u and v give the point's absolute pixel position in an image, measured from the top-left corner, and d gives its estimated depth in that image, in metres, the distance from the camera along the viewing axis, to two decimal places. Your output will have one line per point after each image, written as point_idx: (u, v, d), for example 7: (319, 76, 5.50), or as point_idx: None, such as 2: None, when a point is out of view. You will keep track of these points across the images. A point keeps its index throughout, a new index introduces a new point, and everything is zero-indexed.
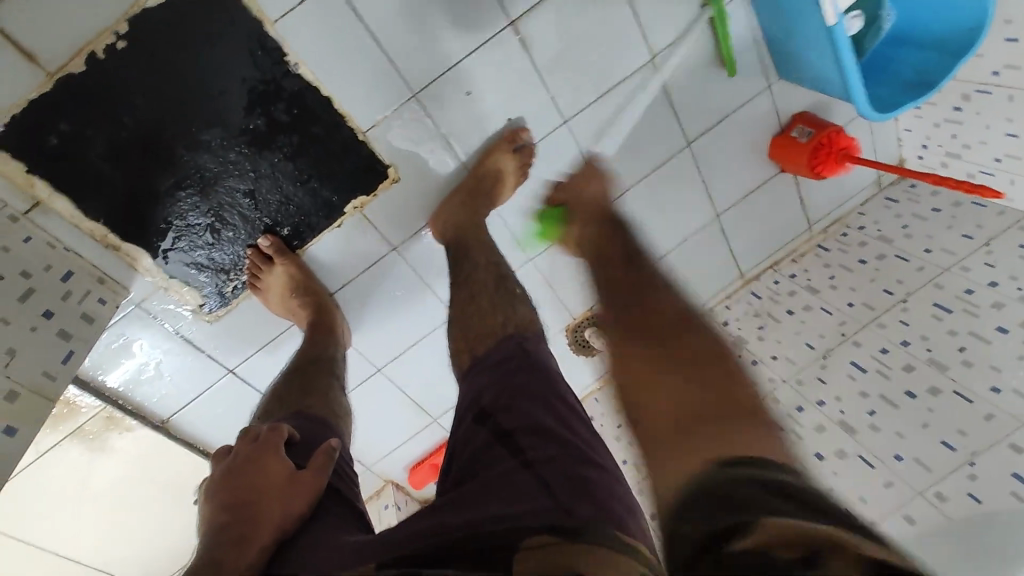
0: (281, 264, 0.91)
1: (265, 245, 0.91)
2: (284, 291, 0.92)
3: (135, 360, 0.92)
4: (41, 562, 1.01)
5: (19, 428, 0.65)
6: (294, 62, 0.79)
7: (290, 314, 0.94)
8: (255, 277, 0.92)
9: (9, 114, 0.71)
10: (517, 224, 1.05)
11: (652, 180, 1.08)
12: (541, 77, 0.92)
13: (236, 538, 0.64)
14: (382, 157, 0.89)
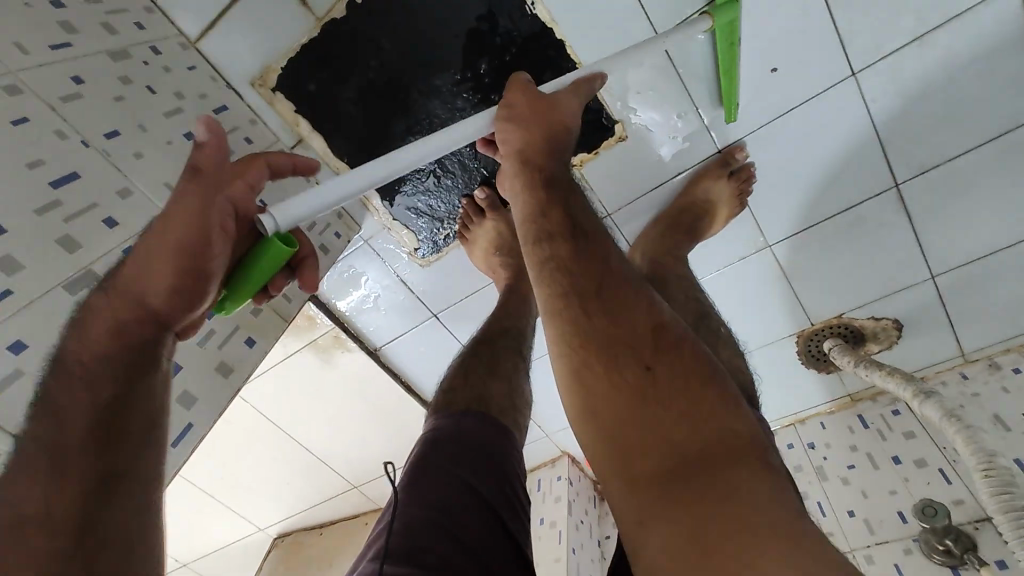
0: (492, 219, 0.91)
1: (480, 197, 0.91)
2: (489, 246, 0.92)
3: (360, 292, 1.01)
4: (296, 455, 1.27)
5: (258, 340, 0.70)
6: (531, 1, 0.72)
7: (491, 270, 0.93)
8: (466, 228, 0.93)
9: (286, 58, 0.79)
10: (763, 206, 0.87)
11: (969, 160, 0.78)
12: (831, 14, 0.68)
13: (608, 318, 0.47)
14: (611, 111, 0.79)
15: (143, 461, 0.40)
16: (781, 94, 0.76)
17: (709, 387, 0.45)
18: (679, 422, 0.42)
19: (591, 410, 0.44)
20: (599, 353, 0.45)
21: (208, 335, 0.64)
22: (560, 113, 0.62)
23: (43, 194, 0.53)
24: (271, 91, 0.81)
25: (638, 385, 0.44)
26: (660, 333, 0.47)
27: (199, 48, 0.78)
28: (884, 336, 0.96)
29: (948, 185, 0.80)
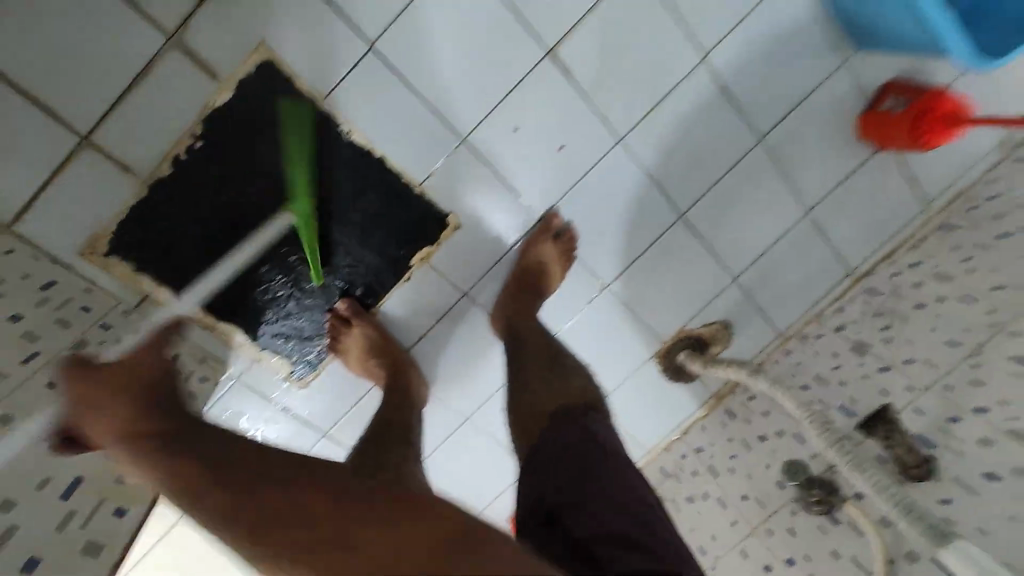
0: (359, 325, 0.94)
1: (343, 308, 0.94)
2: (361, 351, 0.95)
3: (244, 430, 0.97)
4: None
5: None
6: (346, 130, 0.83)
7: (369, 373, 0.96)
8: (335, 339, 0.95)
9: (118, 222, 0.80)
10: (585, 251, 1.00)
11: (725, 185, 1.00)
12: (588, 100, 0.89)
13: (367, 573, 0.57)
14: (439, 206, 0.91)
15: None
16: (575, 168, 0.93)
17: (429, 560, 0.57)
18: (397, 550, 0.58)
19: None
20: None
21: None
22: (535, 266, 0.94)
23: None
24: (105, 257, 0.81)
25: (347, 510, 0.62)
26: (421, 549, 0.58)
27: (17, 231, 0.77)
28: (721, 336, 1.12)
29: (716, 205, 1.01)
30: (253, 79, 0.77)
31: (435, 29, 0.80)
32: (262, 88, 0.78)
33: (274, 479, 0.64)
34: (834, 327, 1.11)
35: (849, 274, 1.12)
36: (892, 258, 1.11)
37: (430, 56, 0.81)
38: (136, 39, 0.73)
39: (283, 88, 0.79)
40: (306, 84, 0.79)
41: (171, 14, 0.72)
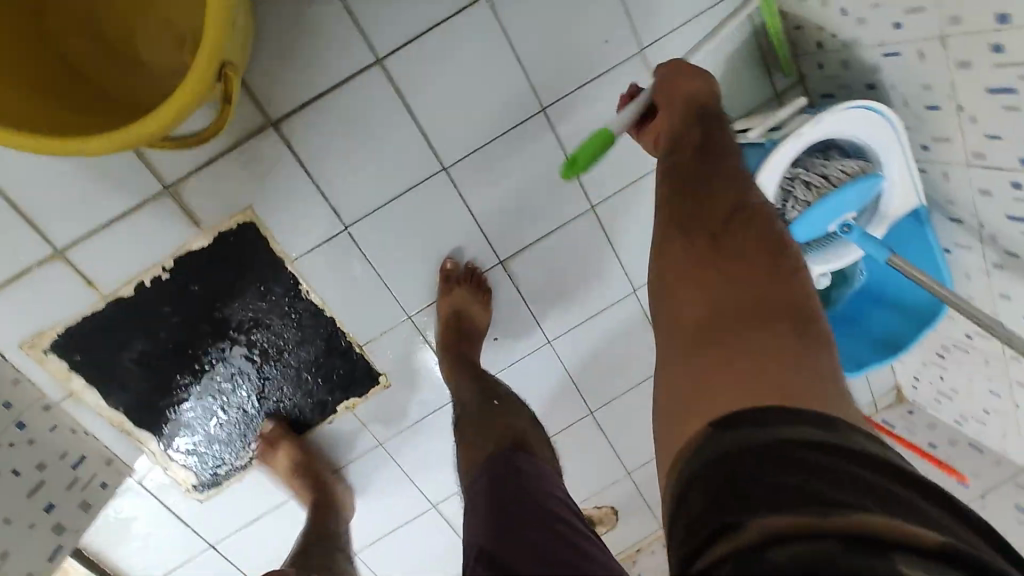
0: (284, 445, 0.97)
1: (269, 429, 0.98)
2: (288, 469, 0.98)
3: (143, 533, 0.99)
4: None
5: None
6: (306, 289, 0.91)
7: (294, 489, 1.00)
8: (263, 456, 0.98)
9: (65, 326, 0.85)
10: None
11: (636, 393, 1.12)
12: (528, 304, 1.01)
13: (749, 370, 0.54)
14: (375, 366, 0.98)
15: None
16: (505, 354, 1.03)
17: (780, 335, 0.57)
18: (744, 334, 0.56)
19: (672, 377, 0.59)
20: (694, 344, 0.59)
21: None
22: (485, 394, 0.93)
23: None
24: (42, 353, 0.85)
25: (751, 347, 0.56)
26: (749, 304, 0.59)
27: None
28: (608, 518, 1.22)
29: (625, 407, 1.13)
30: (233, 233, 0.86)
31: (407, 223, 0.91)
32: (239, 242, 0.87)
33: (694, 236, 0.66)
34: None
35: None
36: None
37: (399, 243, 0.92)
38: (135, 182, 0.80)
39: (259, 244, 0.87)
40: (281, 245, 0.88)
41: (175, 170, 0.81)
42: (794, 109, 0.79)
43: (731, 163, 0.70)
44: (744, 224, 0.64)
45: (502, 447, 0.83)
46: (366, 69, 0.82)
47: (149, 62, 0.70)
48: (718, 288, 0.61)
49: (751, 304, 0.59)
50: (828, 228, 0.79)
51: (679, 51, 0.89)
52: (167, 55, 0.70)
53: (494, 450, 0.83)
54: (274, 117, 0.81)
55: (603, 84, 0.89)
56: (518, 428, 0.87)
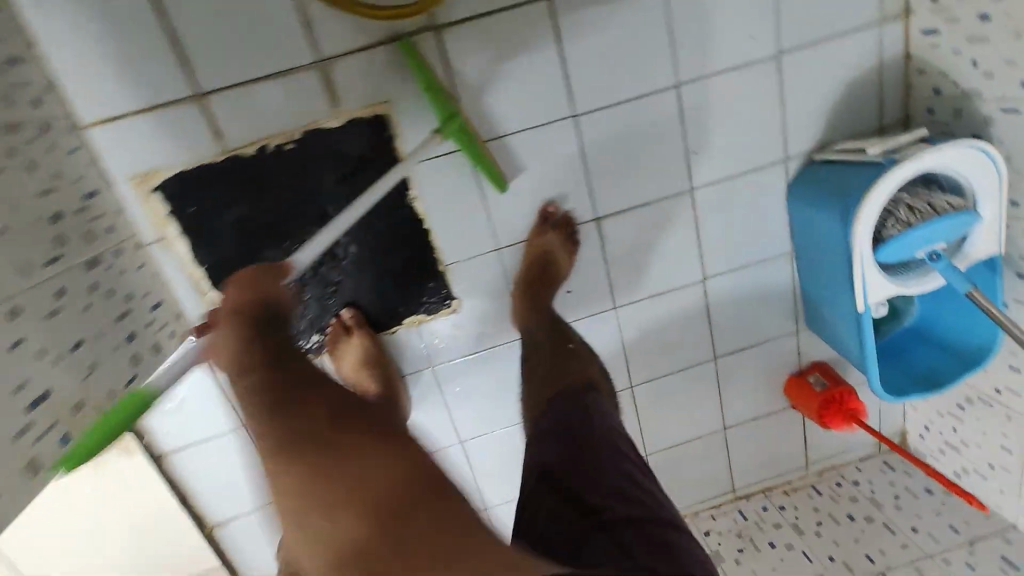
0: (359, 337, 1.00)
1: (348, 317, 1.00)
2: (358, 361, 1.00)
3: (184, 396, 0.99)
4: None
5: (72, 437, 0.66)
6: (413, 196, 0.93)
7: (359, 383, 1.02)
8: (334, 345, 1.00)
9: (178, 170, 0.86)
10: None
11: (675, 379, 1.16)
12: (607, 267, 1.04)
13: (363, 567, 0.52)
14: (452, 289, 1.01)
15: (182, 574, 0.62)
16: (571, 310, 1.06)
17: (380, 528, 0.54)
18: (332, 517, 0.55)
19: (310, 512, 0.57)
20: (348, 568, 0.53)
21: (25, 427, 0.59)
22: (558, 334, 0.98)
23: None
24: (149, 191, 0.86)
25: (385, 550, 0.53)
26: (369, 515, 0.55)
27: (85, 134, 0.82)
28: None
29: (661, 390, 1.17)
30: (363, 123, 0.88)
31: (524, 159, 0.94)
32: (366, 132, 0.89)
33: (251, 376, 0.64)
34: (702, 530, 1.27)
35: (729, 491, 1.30)
36: (767, 493, 1.30)
37: (509, 174, 0.95)
38: (290, 49, 0.83)
39: (383, 139, 0.90)
40: (403, 147, 0.90)
41: (332, 47, 0.83)
42: (913, 138, 0.85)
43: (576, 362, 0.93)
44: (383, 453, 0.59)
45: (569, 392, 0.87)
46: (535, 2, 0.86)
47: None
48: None
49: (379, 500, 0.55)
50: (917, 252, 0.84)
51: (810, 64, 0.95)
52: None
53: (561, 395, 0.87)
54: (438, 22, 0.85)
55: (736, 77, 0.95)
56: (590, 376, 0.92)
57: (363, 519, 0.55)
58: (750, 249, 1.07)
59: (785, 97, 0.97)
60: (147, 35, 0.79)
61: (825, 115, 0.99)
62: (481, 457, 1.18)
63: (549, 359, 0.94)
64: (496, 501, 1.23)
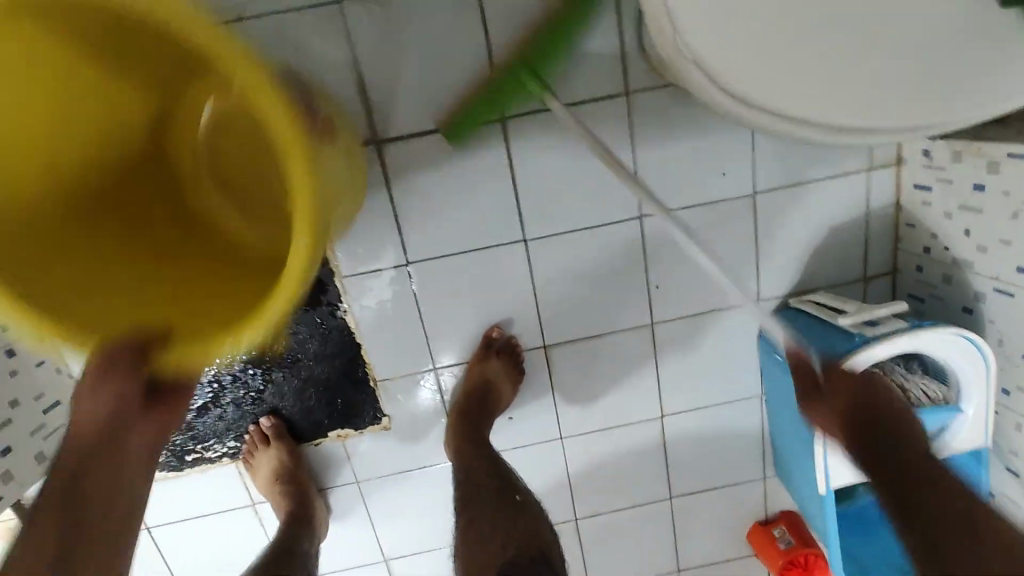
0: (275, 449, 0.91)
1: (266, 426, 0.92)
2: (272, 474, 0.92)
3: None
4: None
5: None
6: (345, 309, 0.87)
7: (271, 498, 0.93)
8: (250, 454, 0.93)
9: None
10: None
11: (626, 515, 1.06)
12: (554, 395, 0.96)
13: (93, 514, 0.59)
14: (383, 404, 0.93)
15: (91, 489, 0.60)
16: (512, 436, 0.98)
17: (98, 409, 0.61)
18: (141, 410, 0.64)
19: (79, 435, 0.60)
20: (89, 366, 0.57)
21: None
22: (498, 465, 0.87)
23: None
24: None
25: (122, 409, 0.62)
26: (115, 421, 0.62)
27: None
28: None
29: (610, 526, 1.07)
30: None
31: (469, 280, 0.88)
32: None
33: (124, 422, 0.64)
34: None
35: None
36: None
37: (452, 293, 0.88)
38: None
39: None
40: (337, 258, 0.85)
41: None
42: (893, 312, 0.78)
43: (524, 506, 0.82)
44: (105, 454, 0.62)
45: (523, 556, 0.76)
46: (489, 125, 0.80)
47: (191, 212, 0.70)
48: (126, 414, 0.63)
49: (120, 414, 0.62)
50: None
51: (788, 205, 0.88)
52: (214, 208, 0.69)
53: (514, 556, 0.75)
54: (382, 137, 0.79)
55: (707, 214, 0.88)
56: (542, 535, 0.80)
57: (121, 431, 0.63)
58: (714, 389, 0.99)
59: (760, 237, 0.89)
60: None
61: (803, 259, 0.91)
62: None
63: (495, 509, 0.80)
64: None
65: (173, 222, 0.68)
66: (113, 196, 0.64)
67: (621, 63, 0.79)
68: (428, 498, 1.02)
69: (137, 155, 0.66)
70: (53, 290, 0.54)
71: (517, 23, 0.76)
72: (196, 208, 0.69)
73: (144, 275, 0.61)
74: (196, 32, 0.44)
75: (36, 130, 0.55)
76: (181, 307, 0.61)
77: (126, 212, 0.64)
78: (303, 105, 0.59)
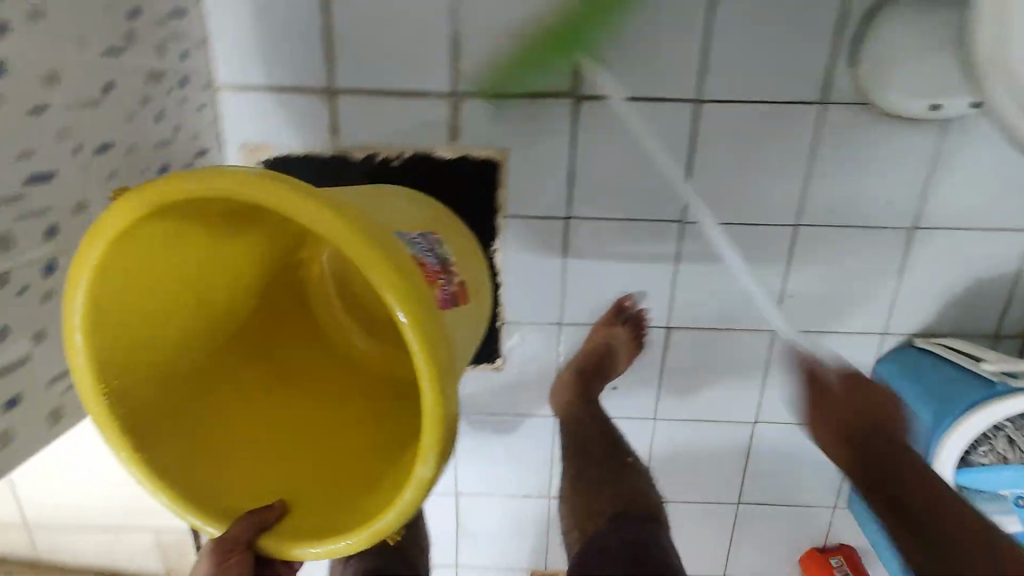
0: None
1: None
2: None
3: None
4: None
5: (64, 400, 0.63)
6: (496, 248, 0.91)
7: None
8: None
9: (287, 152, 0.87)
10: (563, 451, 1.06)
11: (691, 509, 1.09)
12: (660, 376, 1.00)
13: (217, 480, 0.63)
14: (502, 345, 0.98)
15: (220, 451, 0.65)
16: (611, 406, 1.02)
17: (230, 404, 0.68)
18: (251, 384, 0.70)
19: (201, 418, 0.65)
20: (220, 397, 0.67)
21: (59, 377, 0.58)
22: (605, 420, 0.92)
23: (20, 142, 0.50)
24: (254, 162, 0.87)
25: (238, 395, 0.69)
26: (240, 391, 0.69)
27: (218, 93, 0.84)
28: None
29: (672, 515, 1.10)
30: (474, 164, 0.87)
31: (617, 247, 0.91)
32: (472, 172, 0.87)
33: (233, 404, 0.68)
34: None
35: None
36: None
37: (597, 256, 0.92)
38: (434, 75, 0.83)
39: (487, 186, 0.88)
40: (504, 198, 0.89)
41: (474, 85, 0.83)
42: None
43: (632, 464, 0.87)
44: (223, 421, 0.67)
45: (628, 503, 0.80)
46: (684, 104, 0.84)
47: (249, 351, 0.71)
48: (241, 409, 0.68)
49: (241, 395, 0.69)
50: (1002, 487, 0.80)
51: (942, 247, 0.90)
52: (274, 354, 0.73)
53: (621, 503, 0.80)
54: (582, 93, 0.84)
55: (861, 237, 0.90)
56: (648, 495, 0.83)
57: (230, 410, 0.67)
58: None
59: (904, 272, 0.91)
60: (308, 27, 0.81)
61: (940, 303, 0.93)
62: (468, 516, 1.11)
63: (602, 458, 0.86)
64: (469, 562, 1.15)
65: (312, 393, 0.72)
66: (252, 391, 0.70)
67: (827, 73, 0.81)
68: (513, 446, 1.06)
69: (291, 332, 0.74)
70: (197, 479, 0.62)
71: (740, 12, 0.79)
72: (268, 351, 0.73)
73: (279, 459, 0.67)
74: (307, 214, 0.51)
75: (179, 316, 0.63)
76: (312, 487, 0.65)
77: (270, 393, 0.70)
78: (427, 255, 0.68)
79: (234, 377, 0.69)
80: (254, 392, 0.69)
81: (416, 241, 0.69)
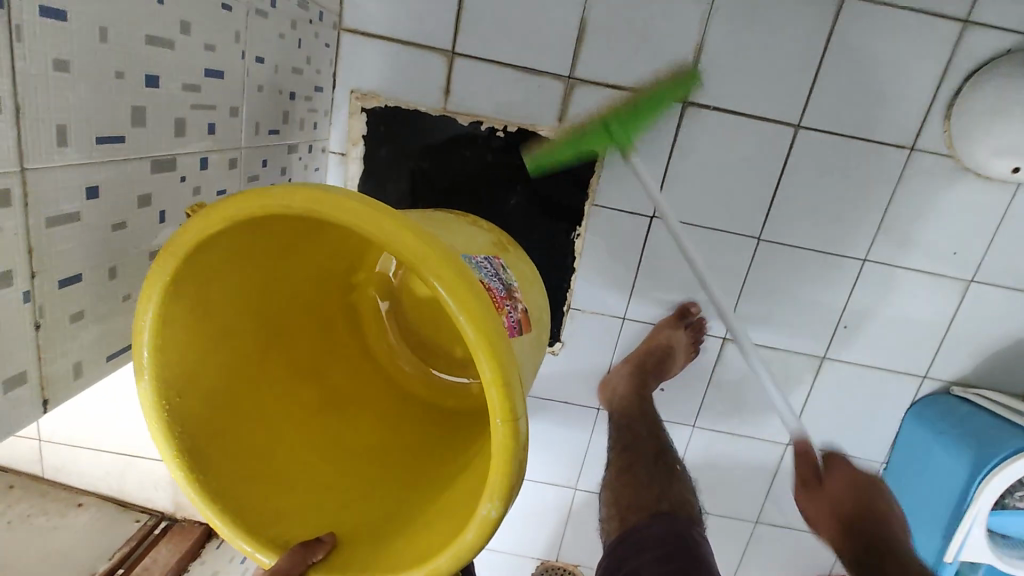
0: None
1: None
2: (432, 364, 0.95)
3: None
4: None
5: None
6: (578, 234, 0.93)
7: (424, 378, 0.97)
8: None
9: (395, 104, 0.88)
10: (598, 446, 1.07)
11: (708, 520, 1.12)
12: (707, 387, 1.02)
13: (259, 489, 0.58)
14: (562, 331, 1.00)
15: (263, 464, 0.60)
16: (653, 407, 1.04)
17: (274, 418, 0.63)
18: (297, 399, 0.66)
19: (246, 427, 0.60)
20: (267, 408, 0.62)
21: None
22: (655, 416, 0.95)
23: (209, 35, 0.51)
24: (360, 108, 0.88)
25: (283, 411, 0.64)
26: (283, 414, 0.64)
27: (341, 35, 0.85)
28: None
29: None
30: None
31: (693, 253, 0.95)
32: (572, 156, 0.90)
33: (277, 417, 0.63)
34: None
35: None
36: None
37: (672, 258, 0.95)
38: (555, 57, 0.86)
39: (582, 171, 0.90)
40: (596, 185, 0.91)
41: (592, 73, 0.86)
42: None
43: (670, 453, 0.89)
44: (268, 434, 0.61)
45: (665, 488, 0.83)
46: (785, 126, 0.88)
47: (296, 368, 0.67)
48: (285, 422, 0.63)
49: (288, 409, 0.64)
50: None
51: (994, 304, 0.95)
52: (314, 374, 0.69)
53: (659, 488, 0.83)
54: (692, 99, 0.87)
55: (922, 281, 0.94)
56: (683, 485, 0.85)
57: (276, 421, 0.62)
58: (845, 440, 1.04)
59: (955, 321, 0.96)
60: None
61: (981, 358, 0.98)
62: None
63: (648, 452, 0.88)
64: None
65: (359, 420, 0.70)
66: (298, 412, 0.65)
67: (920, 121, 0.87)
68: (549, 433, 1.07)
69: (327, 355, 0.72)
70: (242, 494, 0.56)
71: (851, 50, 0.84)
72: (307, 371, 0.68)
73: (329, 487, 0.62)
74: (402, 239, 0.46)
75: (241, 323, 0.59)
76: (359, 508, 0.60)
77: (318, 420, 0.66)
78: (494, 279, 0.64)
79: (283, 389, 0.65)
80: (296, 409, 0.65)
81: (483, 265, 0.64)
